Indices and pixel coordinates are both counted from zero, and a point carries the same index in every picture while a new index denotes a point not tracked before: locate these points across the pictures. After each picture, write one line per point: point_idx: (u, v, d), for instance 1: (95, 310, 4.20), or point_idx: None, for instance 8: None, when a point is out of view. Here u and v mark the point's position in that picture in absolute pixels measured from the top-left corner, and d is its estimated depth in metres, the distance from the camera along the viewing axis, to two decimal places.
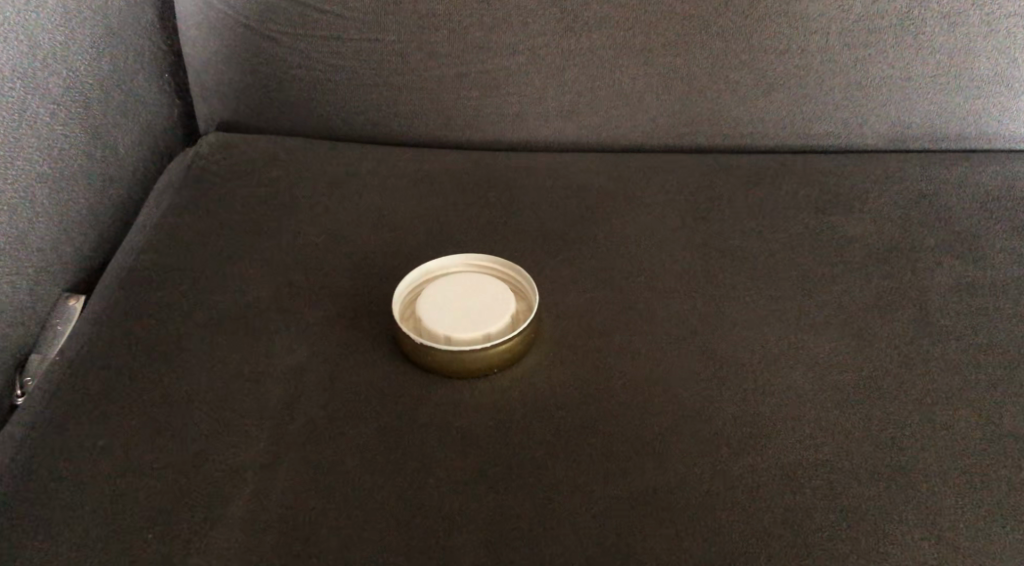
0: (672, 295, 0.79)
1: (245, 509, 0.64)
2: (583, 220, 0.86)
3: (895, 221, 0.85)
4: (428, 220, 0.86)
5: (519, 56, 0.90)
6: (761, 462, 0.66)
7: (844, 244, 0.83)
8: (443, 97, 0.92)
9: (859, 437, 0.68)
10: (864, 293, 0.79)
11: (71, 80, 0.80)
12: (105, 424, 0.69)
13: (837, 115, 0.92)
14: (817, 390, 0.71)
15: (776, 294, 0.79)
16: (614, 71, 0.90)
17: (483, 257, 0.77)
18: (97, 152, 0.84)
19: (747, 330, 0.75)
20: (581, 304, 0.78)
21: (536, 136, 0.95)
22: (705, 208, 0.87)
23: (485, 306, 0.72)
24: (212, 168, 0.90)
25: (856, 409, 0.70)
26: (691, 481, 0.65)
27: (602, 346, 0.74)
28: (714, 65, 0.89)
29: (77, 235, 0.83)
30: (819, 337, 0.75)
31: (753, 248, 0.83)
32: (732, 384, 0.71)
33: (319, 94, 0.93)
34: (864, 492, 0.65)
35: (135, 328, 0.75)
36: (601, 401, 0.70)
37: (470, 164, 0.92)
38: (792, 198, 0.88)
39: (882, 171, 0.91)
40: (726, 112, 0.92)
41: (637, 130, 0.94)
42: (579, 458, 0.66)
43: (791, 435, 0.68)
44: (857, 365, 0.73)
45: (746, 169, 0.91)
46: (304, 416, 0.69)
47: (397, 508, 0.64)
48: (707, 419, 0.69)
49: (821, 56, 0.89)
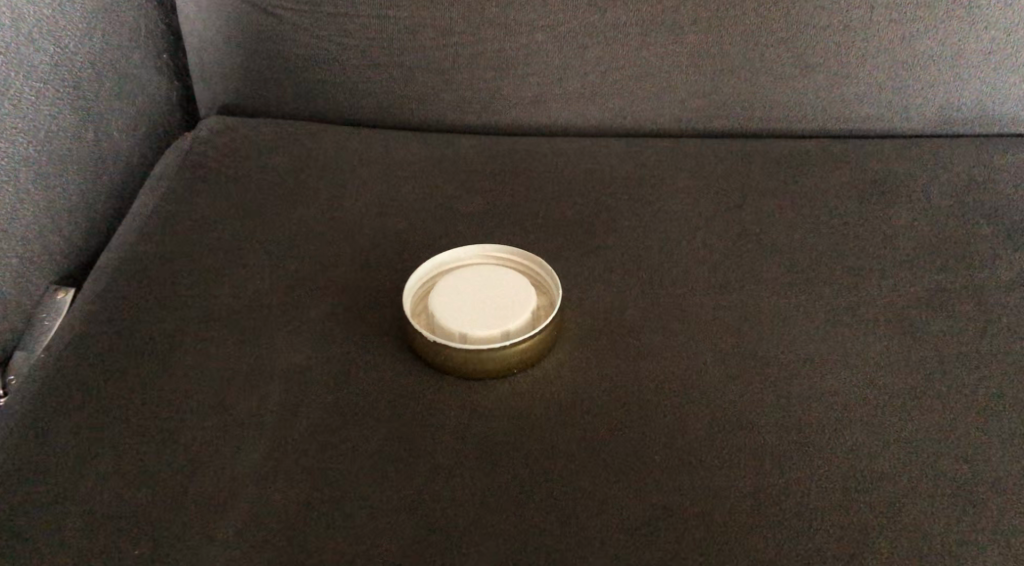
0: (708, 288, 0.73)
1: (241, 519, 0.59)
2: (609, 209, 0.80)
3: (945, 210, 0.80)
4: (442, 208, 0.81)
5: (540, 33, 0.84)
6: (811, 475, 0.60)
7: (891, 235, 0.77)
8: (457, 79, 0.87)
9: (915, 444, 0.62)
10: (914, 288, 0.73)
11: (60, 58, 0.75)
12: (91, 426, 0.64)
13: (880, 97, 0.86)
14: (867, 391, 0.65)
15: (819, 288, 0.73)
16: (641, 50, 0.84)
17: (500, 248, 0.71)
18: (88, 136, 0.79)
19: (791, 326, 0.70)
20: (607, 301, 0.72)
21: (557, 120, 0.89)
22: (740, 197, 0.81)
23: (504, 302, 0.66)
24: (213, 153, 0.85)
25: (911, 414, 0.64)
26: (732, 491, 0.59)
27: (632, 344, 0.69)
28: (750, 43, 0.83)
29: (68, 224, 0.78)
30: (869, 334, 0.69)
31: (793, 238, 0.77)
32: (774, 385, 0.66)
33: (325, 76, 0.87)
34: (925, 510, 0.59)
35: (126, 323, 0.70)
36: (632, 406, 0.64)
37: (486, 151, 0.87)
38: (833, 185, 0.82)
39: (930, 157, 0.85)
40: (761, 93, 0.86)
41: (665, 113, 0.88)
42: (609, 469, 0.61)
43: (841, 441, 0.62)
44: (911, 365, 0.67)
45: (783, 155, 0.85)
46: (307, 418, 0.64)
47: (408, 524, 0.58)
48: (749, 425, 0.63)
49: (865, 33, 0.82)
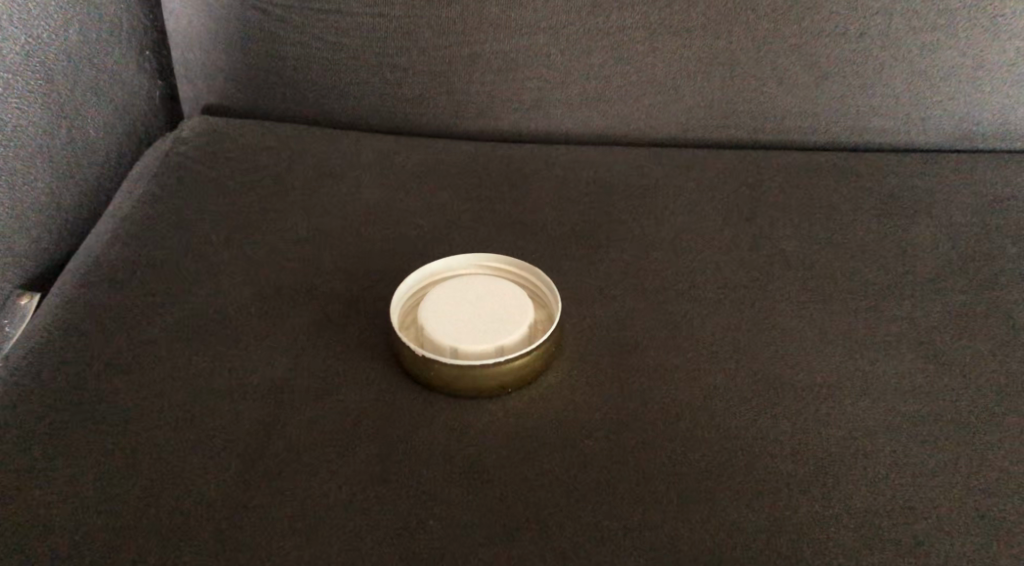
0: (717, 305, 0.69)
1: (208, 542, 0.54)
2: (611, 220, 0.76)
3: (967, 226, 0.76)
4: (436, 216, 0.76)
5: (542, 35, 0.80)
6: (830, 508, 0.56)
7: (910, 252, 0.73)
8: (454, 82, 0.83)
9: (942, 475, 0.58)
10: (937, 308, 0.69)
11: (31, 48, 0.70)
12: (50, 440, 0.59)
13: (897, 108, 0.82)
14: (887, 417, 0.61)
15: (835, 305, 0.69)
16: (647, 55, 0.80)
17: (497, 258, 0.67)
18: (62, 133, 0.75)
19: (805, 346, 0.65)
20: (609, 316, 0.68)
21: (558, 127, 0.85)
22: (750, 210, 0.77)
23: (499, 315, 0.62)
24: (194, 154, 0.81)
25: (936, 443, 0.59)
26: (745, 522, 0.55)
27: (635, 362, 0.64)
28: (761, 50, 0.79)
29: (36, 226, 0.73)
30: (889, 356, 0.65)
31: (807, 254, 0.73)
32: (788, 409, 0.61)
33: (315, 77, 0.83)
34: (957, 549, 0.54)
35: (94, 331, 0.66)
36: (635, 429, 0.60)
37: (483, 157, 0.82)
38: (848, 199, 0.78)
39: (949, 172, 0.81)
40: (772, 103, 0.82)
41: (671, 122, 0.84)
42: (611, 499, 0.56)
43: (862, 471, 0.58)
44: (934, 389, 0.63)
45: (796, 167, 0.81)
46: (284, 435, 0.59)
47: (391, 552, 0.53)
48: (763, 452, 0.59)
49: (883, 41, 0.79)
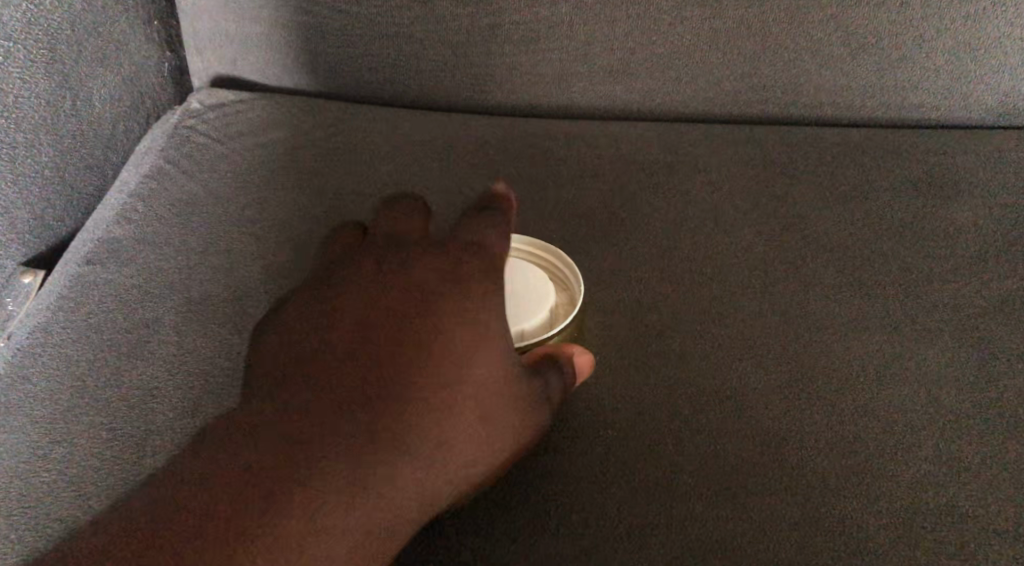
0: (747, 287, 0.66)
1: None
2: (635, 197, 0.73)
3: (1011, 206, 0.72)
4: (453, 194, 0.74)
5: (564, 4, 0.76)
6: (863, 504, 0.54)
7: (949, 232, 0.70)
8: (472, 53, 0.80)
9: (983, 471, 0.55)
10: (980, 292, 0.65)
11: (32, 14, 0.68)
12: (55, 424, 0.57)
13: (937, 80, 0.78)
14: (926, 408, 0.58)
15: (872, 288, 0.65)
16: (674, 26, 0.77)
17: (517, 239, 0.64)
18: (67, 105, 0.72)
19: (838, 331, 0.62)
20: (633, 299, 0.65)
21: (580, 100, 0.82)
22: (781, 188, 0.74)
23: (518, 299, 0.59)
24: (203, 128, 0.78)
25: (976, 436, 0.57)
26: (775, 519, 0.53)
27: (660, 347, 0.62)
28: (795, 19, 0.76)
29: (40, 202, 0.71)
30: (929, 343, 0.62)
31: (841, 233, 0.70)
32: (820, 399, 0.59)
33: (329, 48, 0.80)
34: (995, 549, 0.52)
35: (98, 311, 0.63)
36: (659, 417, 0.58)
37: (503, 131, 0.79)
38: (884, 176, 0.75)
39: (992, 147, 0.77)
40: (804, 75, 0.79)
41: (697, 95, 0.81)
42: (635, 491, 0.55)
43: (899, 467, 0.55)
44: (976, 379, 0.60)
45: (828, 141, 0.78)
46: None
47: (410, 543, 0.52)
48: (794, 445, 0.56)
49: (924, 9, 0.74)
